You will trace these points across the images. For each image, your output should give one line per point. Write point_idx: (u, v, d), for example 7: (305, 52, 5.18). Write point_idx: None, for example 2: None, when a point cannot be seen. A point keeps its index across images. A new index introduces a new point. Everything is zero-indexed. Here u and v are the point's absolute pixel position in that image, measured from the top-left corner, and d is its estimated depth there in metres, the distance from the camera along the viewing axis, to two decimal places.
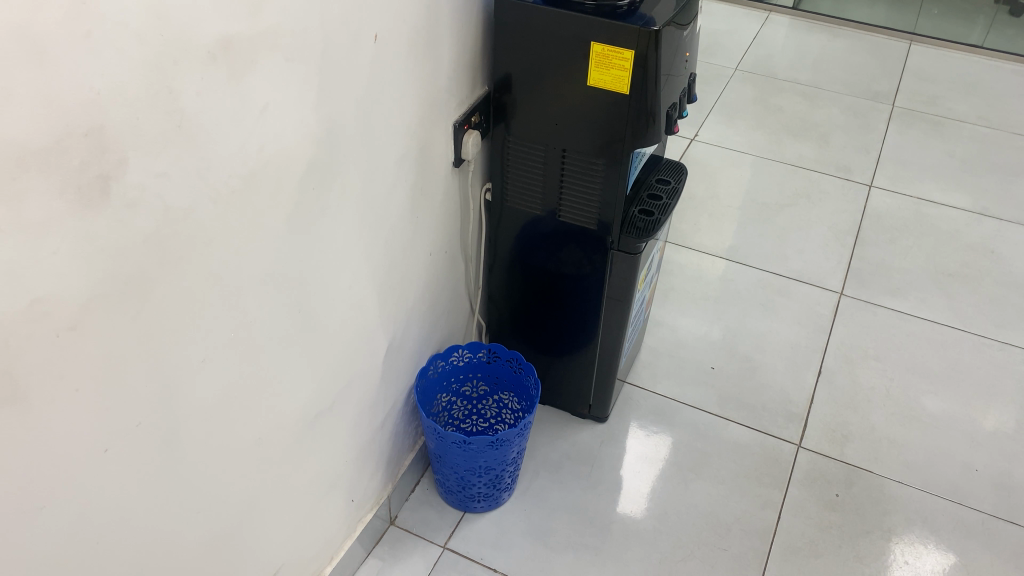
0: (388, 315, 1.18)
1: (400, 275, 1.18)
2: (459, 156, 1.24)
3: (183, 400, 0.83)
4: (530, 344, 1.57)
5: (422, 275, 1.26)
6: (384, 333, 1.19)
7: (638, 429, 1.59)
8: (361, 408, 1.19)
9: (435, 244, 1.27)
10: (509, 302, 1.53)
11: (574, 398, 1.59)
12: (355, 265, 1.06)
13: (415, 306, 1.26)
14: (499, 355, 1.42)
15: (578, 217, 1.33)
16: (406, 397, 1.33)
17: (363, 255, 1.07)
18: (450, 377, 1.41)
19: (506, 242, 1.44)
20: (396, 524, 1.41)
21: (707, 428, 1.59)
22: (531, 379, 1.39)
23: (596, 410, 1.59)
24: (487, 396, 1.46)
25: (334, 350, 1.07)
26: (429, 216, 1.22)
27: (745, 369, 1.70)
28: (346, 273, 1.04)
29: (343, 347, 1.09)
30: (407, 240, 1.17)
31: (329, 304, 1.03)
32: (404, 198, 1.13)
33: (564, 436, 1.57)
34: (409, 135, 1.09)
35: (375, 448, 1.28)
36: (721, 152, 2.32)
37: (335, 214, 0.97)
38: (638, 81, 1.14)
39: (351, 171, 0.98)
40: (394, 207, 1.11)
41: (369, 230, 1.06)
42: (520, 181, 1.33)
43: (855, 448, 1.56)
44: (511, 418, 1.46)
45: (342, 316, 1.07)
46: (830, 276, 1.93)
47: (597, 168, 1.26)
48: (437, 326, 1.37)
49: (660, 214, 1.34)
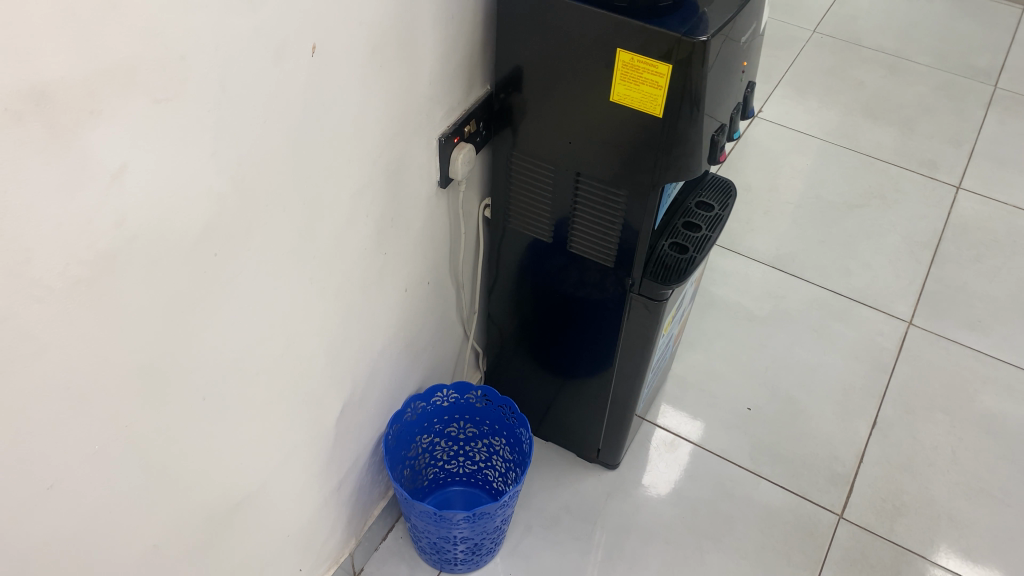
0: (345, 370, 0.97)
1: (363, 324, 0.96)
2: (447, 175, 1.00)
3: (19, 538, 0.63)
4: (534, 375, 1.35)
5: (396, 315, 1.03)
6: (340, 390, 0.98)
7: (653, 455, 1.40)
8: (309, 476, 0.99)
9: (414, 276, 1.04)
10: (511, 328, 1.30)
11: (580, 439, 1.37)
12: (296, 325, 0.84)
13: (385, 350, 1.04)
14: (490, 399, 1.20)
15: (593, 251, 1.09)
16: (374, 446, 1.13)
17: (306, 314, 0.85)
18: (431, 418, 1.21)
19: (509, 265, 1.21)
20: None
21: (734, 485, 1.36)
22: (525, 433, 1.17)
23: (605, 456, 1.36)
24: (476, 439, 1.26)
25: (263, 426, 0.87)
26: (404, 249, 0.99)
27: (786, 413, 1.46)
28: (277, 339, 0.82)
29: (279, 419, 0.89)
30: (372, 283, 0.95)
31: (252, 379, 0.81)
32: (367, 234, 0.89)
33: (565, 483, 1.36)
34: (373, 161, 0.85)
35: (331, 510, 1.09)
36: (786, 133, 2.02)
37: (253, 278, 0.75)
38: (674, 102, 0.87)
39: (281, 220, 0.75)
40: (353, 249, 0.88)
41: (314, 283, 0.84)
42: (525, 202, 1.09)
43: (908, 525, 1.32)
44: (502, 467, 1.25)
45: (273, 388, 0.85)
46: (898, 300, 1.65)
47: (617, 200, 1.01)
48: (417, 364, 1.16)
49: (695, 252, 1.09)
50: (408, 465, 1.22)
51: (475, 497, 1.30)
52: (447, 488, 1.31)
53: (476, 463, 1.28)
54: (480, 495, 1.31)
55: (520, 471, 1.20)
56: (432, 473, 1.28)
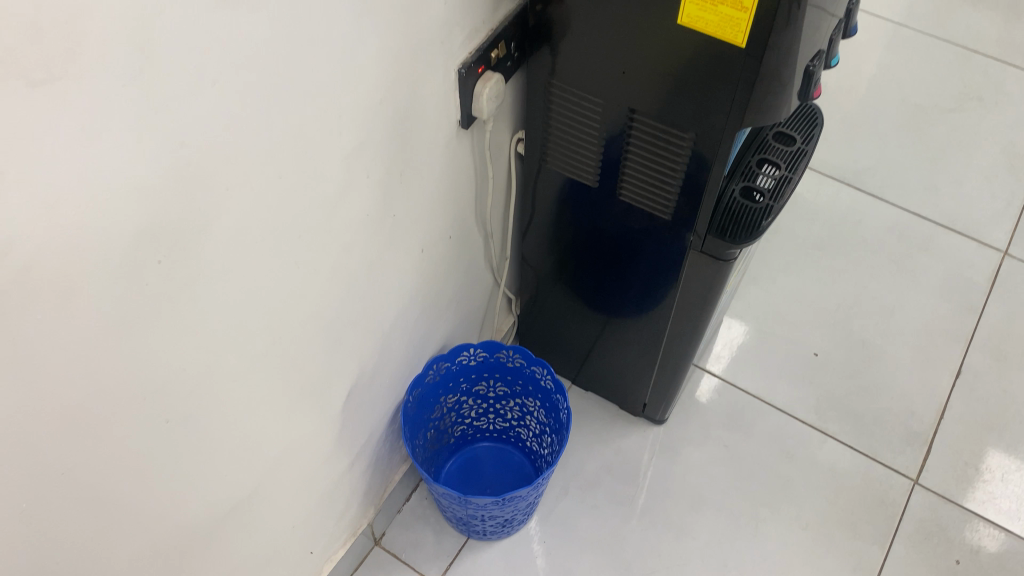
0: (350, 350, 0.82)
1: (368, 297, 0.81)
2: (470, 113, 0.82)
3: None
4: (573, 323, 1.20)
5: (411, 278, 0.88)
6: (344, 372, 0.84)
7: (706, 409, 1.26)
8: (314, 464, 0.87)
9: (433, 233, 0.88)
10: (548, 272, 1.14)
11: (624, 393, 1.23)
12: (283, 317, 0.69)
13: (399, 318, 0.89)
14: (524, 360, 1.05)
15: (647, 199, 0.90)
16: (392, 415, 1.01)
17: (294, 303, 0.70)
18: (457, 378, 1.07)
19: (547, 207, 1.03)
20: (381, 544, 1.14)
21: (795, 443, 1.22)
22: (562, 401, 1.03)
23: (652, 411, 1.22)
24: (508, 398, 1.12)
25: (250, 430, 0.73)
26: (418, 206, 0.82)
27: (857, 360, 1.30)
28: (257, 337, 0.67)
29: (269, 417, 0.75)
30: (379, 251, 0.79)
31: (229, 386, 0.67)
32: (369, 199, 0.73)
33: (606, 439, 1.23)
34: (374, 111, 0.68)
35: (343, 489, 0.97)
36: (870, 21, 1.75)
37: (213, 278, 0.59)
38: (763, 29, 0.67)
39: (251, 204, 0.59)
40: (349, 218, 0.71)
41: (303, 268, 0.68)
42: (566, 137, 0.91)
43: (993, 493, 1.17)
44: (537, 428, 1.12)
45: (259, 390, 0.71)
46: (993, 226, 1.44)
47: (681, 143, 0.81)
48: (438, 324, 1.01)
49: (772, 201, 0.90)
50: (431, 427, 1.10)
51: (507, 454, 1.18)
52: (476, 444, 1.19)
53: (508, 419, 1.15)
54: (513, 452, 1.18)
55: (556, 440, 1.07)
56: (460, 430, 1.16)
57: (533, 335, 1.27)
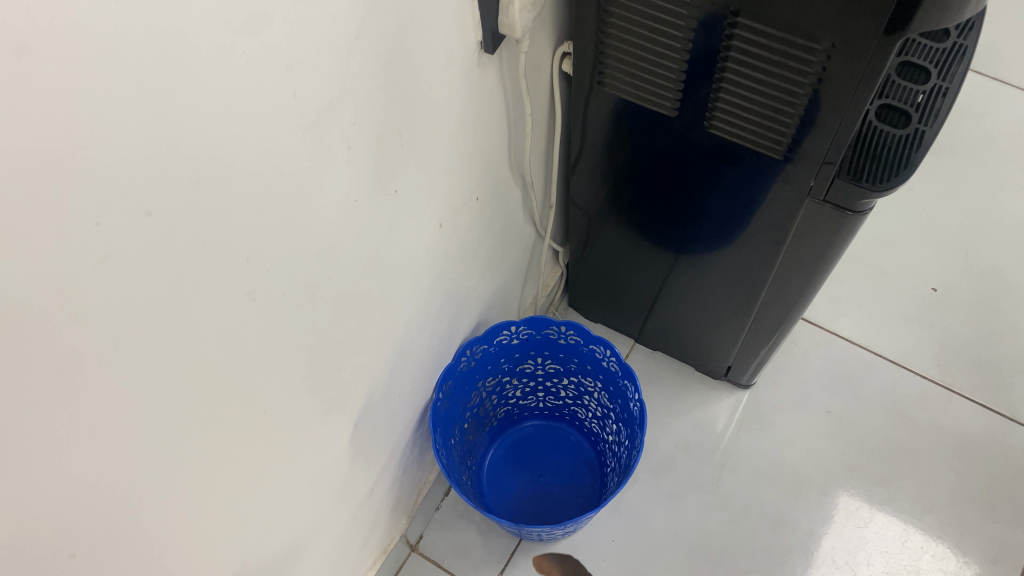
0: (355, 372, 0.61)
1: (373, 305, 0.59)
2: (500, 32, 0.57)
3: None
4: (637, 275, 0.96)
5: (431, 263, 0.65)
6: (349, 400, 0.62)
7: (801, 367, 1.04)
8: (322, 507, 0.67)
9: (456, 199, 0.64)
10: (605, 217, 0.90)
11: (702, 353, 1.01)
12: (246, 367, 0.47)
13: (418, 314, 0.68)
14: (580, 337, 0.85)
15: (749, 131, 0.65)
16: (421, 415, 0.80)
17: (259, 345, 0.48)
18: (497, 361, 0.87)
19: (604, 139, 0.79)
20: (418, 550, 0.94)
21: (914, 404, 1.00)
22: (633, 390, 0.81)
23: (736, 374, 1.01)
24: (560, 378, 0.92)
25: (221, 515, 0.52)
26: (435, 172, 0.59)
27: (984, 296, 1.07)
28: (207, 408, 0.45)
29: (249, 488, 0.54)
30: (381, 245, 0.56)
31: (177, 478, 0.46)
32: (358, 181, 0.50)
33: (681, 410, 1.03)
34: (354, 54, 0.44)
35: (366, 515, 0.78)
36: None
37: (104, 356, 0.37)
38: None
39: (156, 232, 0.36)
40: (330, 214, 0.48)
41: (268, 298, 0.46)
42: (632, 52, 0.66)
43: None
44: (599, 412, 0.91)
45: (227, 463, 0.50)
46: None
47: (808, 55, 0.56)
48: (468, 302, 0.79)
49: (923, 125, 0.65)
50: (470, 419, 0.90)
51: (562, 434, 0.97)
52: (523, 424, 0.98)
53: (561, 398, 0.95)
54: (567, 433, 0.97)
55: (625, 433, 0.86)
56: (504, 416, 0.96)
57: (586, 288, 1.05)
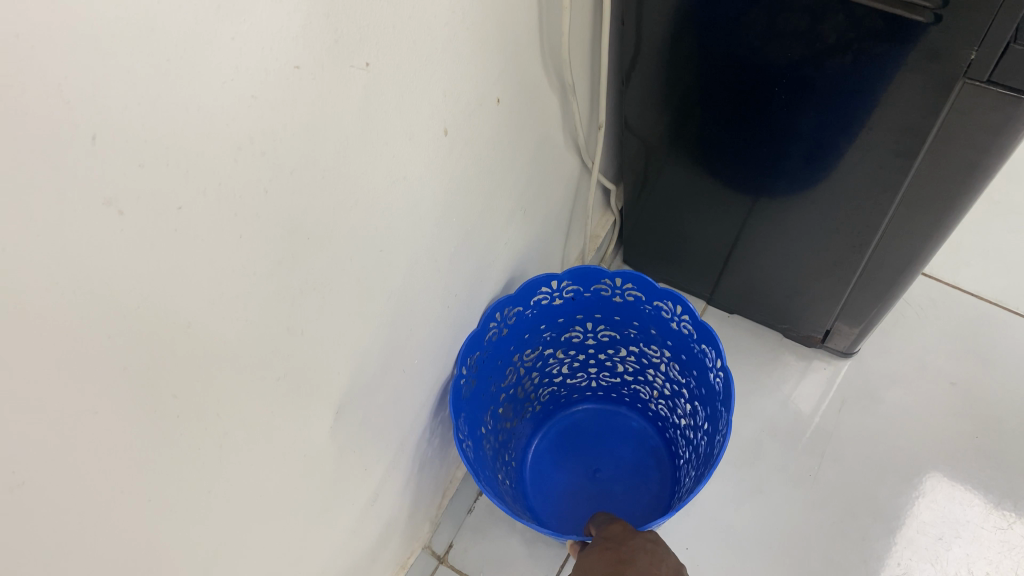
0: (334, 338, 0.44)
1: (350, 240, 0.41)
2: None
3: None
4: (708, 221, 0.77)
5: (439, 188, 0.48)
6: (329, 376, 0.45)
7: (915, 330, 0.85)
8: (305, 523, 0.50)
9: (470, 97, 0.47)
10: (668, 145, 0.72)
11: (793, 315, 0.82)
12: (140, 327, 0.30)
13: (425, 259, 0.50)
14: (641, 293, 0.68)
15: None
16: (437, 396, 0.63)
17: (155, 295, 0.30)
18: (537, 327, 0.70)
19: (668, 31, 0.60)
20: (447, 562, 0.77)
21: None
22: (715, 356, 0.63)
23: (836, 340, 0.82)
24: (616, 349, 0.75)
25: (132, 558, 0.35)
26: (436, 49, 0.41)
27: None
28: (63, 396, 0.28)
29: (177, 518, 0.37)
30: (352, 149, 0.38)
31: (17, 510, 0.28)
32: (305, 37, 0.32)
33: (765, 386, 0.84)
34: None
35: (373, 526, 0.61)
36: None
37: None
38: None
39: None
40: (255, 83, 0.31)
41: (158, 217, 0.29)
42: None
43: None
44: (666, 390, 0.73)
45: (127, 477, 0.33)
46: None
47: None
48: (497, 250, 0.62)
49: None
50: (508, 402, 0.73)
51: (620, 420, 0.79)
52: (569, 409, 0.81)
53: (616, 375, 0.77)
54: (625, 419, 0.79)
55: (705, 415, 0.67)
56: (551, 398, 0.79)
57: (645, 240, 0.86)
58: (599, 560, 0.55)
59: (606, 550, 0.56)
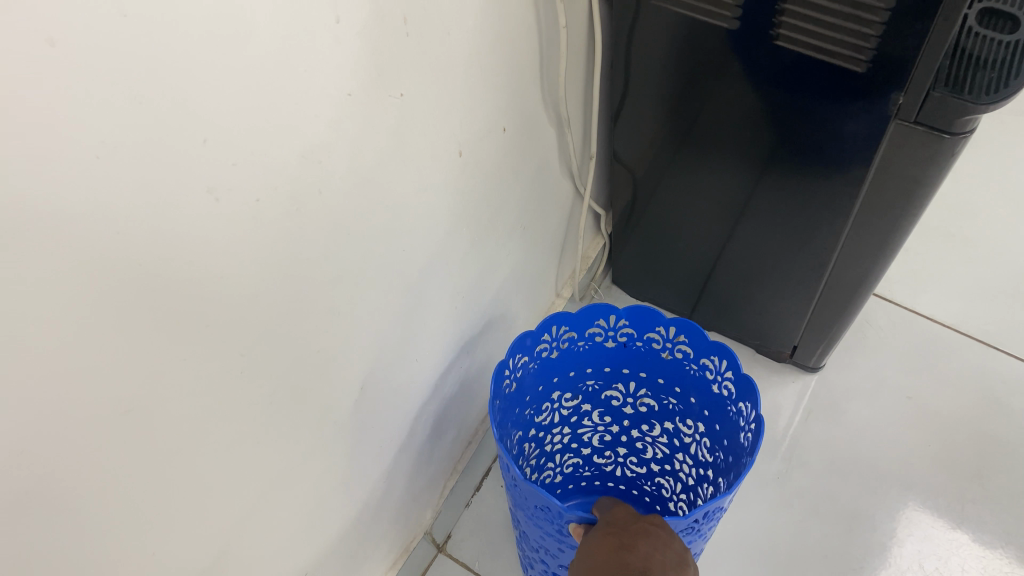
0: (361, 322, 0.52)
1: (377, 238, 0.50)
2: None
3: None
4: (689, 247, 0.86)
5: (451, 201, 0.57)
6: (355, 356, 0.53)
7: (876, 349, 0.93)
8: (328, 487, 0.58)
9: (481, 125, 0.56)
10: (652, 177, 0.81)
11: (765, 333, 0.90)
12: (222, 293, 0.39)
13: (438, 262, 0.59)
14: (690, 349, 0.71)
15: (825, 39, 0.55)
16: (443, 390, 0.71)
17: (234, 269, 0.39)
18: (589, 361, 0.76)
19: (652, 76, 0.69)
20: (445, 550, 0.84)
21: (1010, 390, 0.88)
22: (748, 409, 0.65)
23: (803, 356, 0.90)
24: (658, 412, 0.79)
25: (196, 488, 0.43)
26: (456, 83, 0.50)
27: None
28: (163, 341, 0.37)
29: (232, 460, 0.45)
30: (385, 162, 0.47)
31: (122, 430, 0.36)
32: (357, 70, 0.41)
33: None
34: None
35: (382, 503, 0.69)
36: None
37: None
38: None
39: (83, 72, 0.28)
40: (318, 104, 0.40)
41: (242, 205, 0.38)
42: None
43: None
44: (694, 467, 0.76)
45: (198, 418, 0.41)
46: None
47: None
48: (499, 261, 0.70)
49: None
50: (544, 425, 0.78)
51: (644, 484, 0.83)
52: (601, 482, 0.84)
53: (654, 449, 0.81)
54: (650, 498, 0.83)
55: (729, 478, 0.69)
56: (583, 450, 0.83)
57: (633, 263, 0.95)
58: (598, 547, 0.51)
59: (608, 537, 0.52)
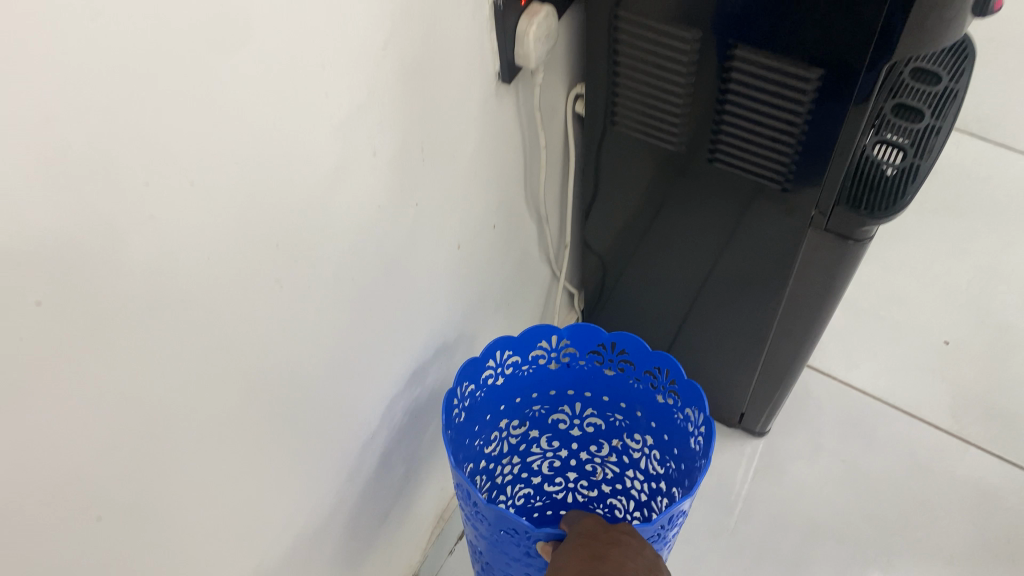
0: (372, 383, 0.64)
1: (388, 315, 0.62)
2: (516, 67, 0.62)
3: None
4: (649, 324, 0.99)
5: (448, 285, 0.69)
6: (366, 410, 0.65)
7: (815, 417, 1.05)
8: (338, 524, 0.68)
9: (474, 224, 0.69)
10: (618, 264, 0.94)
11: (716, 402, 1.02)
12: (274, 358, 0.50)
13: (434, 335, 0.71)
14: (633, 362, 0.80)
15: (753, 162, 0.70)
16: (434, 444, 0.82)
17: (285, 339, 0.51)
18: (534, 383, 0.84)
19: (616, 181, 0.83)
20: None
21: (930, 454, 1.01)
22: (697, 413, 0.74)
23: (750, 422, 1.02)
24: (602, 425, 0.88)
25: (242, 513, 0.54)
26: (455, 193, 0.63)
27: (995, 348, 1.09)
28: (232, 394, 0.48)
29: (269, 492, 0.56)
30: (399, 256, 0.59)
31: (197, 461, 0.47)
32: (383, 189, 0.54)
33: None
34: (387, 67, 0.49)
35: (378, 543, 0.79)
36: None
37: (140, 320, 0.39)
38: None
39: (205, 202, 0.40)
40: (354, 216, 0.52)
41: (296, 291, 0.50)
42: (643, 94, 0.71)
43: None
44: (646, 480, 0.87)
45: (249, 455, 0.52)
46: None
47: (802, 89, 0.61)
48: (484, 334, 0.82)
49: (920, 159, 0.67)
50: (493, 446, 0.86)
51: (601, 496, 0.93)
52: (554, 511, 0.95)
53: (604, 468, 0.92)
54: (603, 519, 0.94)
55: (682, 485, 0.79)
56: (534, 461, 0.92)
57: None
58: (574, 554, 0.59)
59: (580, 544, 0.60)
